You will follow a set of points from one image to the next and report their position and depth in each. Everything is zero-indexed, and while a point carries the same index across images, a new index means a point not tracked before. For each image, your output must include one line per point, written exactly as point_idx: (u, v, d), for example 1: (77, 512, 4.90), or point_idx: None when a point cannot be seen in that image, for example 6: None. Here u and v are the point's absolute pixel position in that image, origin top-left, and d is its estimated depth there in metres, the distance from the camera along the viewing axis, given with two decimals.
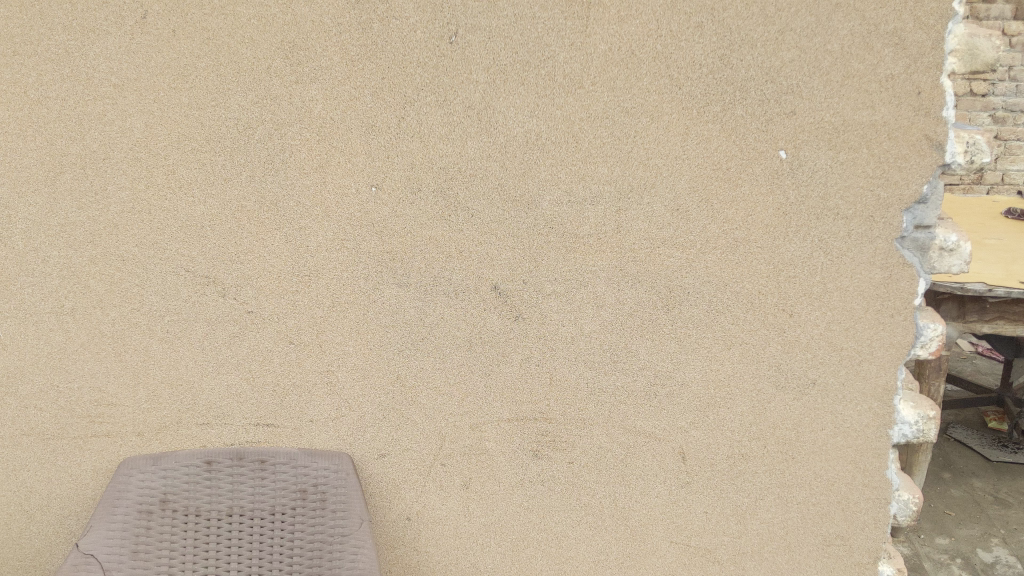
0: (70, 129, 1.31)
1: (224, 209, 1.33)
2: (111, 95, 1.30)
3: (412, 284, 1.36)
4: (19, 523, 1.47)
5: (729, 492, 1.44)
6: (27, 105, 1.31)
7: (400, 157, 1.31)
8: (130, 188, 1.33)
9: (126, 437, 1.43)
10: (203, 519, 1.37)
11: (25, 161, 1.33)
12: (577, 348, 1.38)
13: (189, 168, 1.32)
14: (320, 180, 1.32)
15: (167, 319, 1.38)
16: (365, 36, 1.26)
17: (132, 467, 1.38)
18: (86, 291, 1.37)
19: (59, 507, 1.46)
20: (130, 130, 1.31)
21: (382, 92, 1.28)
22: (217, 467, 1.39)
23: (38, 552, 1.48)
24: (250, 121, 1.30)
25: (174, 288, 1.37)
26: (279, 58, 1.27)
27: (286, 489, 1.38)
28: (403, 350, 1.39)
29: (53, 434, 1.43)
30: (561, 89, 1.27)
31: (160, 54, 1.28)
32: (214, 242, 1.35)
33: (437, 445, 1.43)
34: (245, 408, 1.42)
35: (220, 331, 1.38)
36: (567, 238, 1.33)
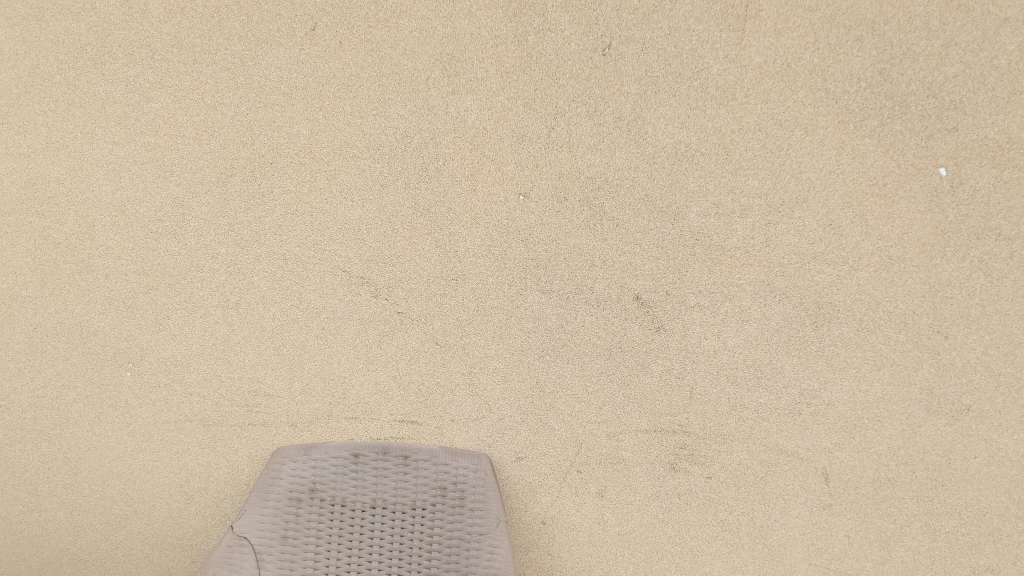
0: (242, 134, 1.39)
1: (380, 213, 1.39)
2: (280, 102, 1.37)
3: (555, 290, 1.38)
4: (179, 504, 1.56)
5: (873, 516, 1.38)
6: (204, 112, 1.39)
7: (548, 166, 1.33)
8: (294, 191, 1.40)
9: (280, 427, 1.50)
10: (348, 509, 1.41)
11: (199, 163, 1.41)
12: (720, 361, 1.37)
13: (349, 173, 1.38)
14: (470, 188, 1.36)
15: (324, 316, 1.44)
16: (521, 48, 1.29)
17: (285, 456, 1.45)
18: (250, 287, 1.45)
19: (216, 490, 1.55)
20: (297, 136, 1.38)
21: (534, 103, 1.31)
22: (363, 460, 1.43)
23: (196, 532, 1.57)
24: (407, 130, 1.35)
25: (331, 287, 1.43)
26: (437, 69, 1.32)
27: (428, 485, 1.42)
28: (544, 356, 1.41)
29: (214, 421, 1.52)
30: (713, 100, 1.27)
31: (327, 64, 1.34)
32: (369, 244, 1.40)
33: (574, 452, 1.43)
34: (392, 405, 1.47)
35: (371, 330, 1.44)
36: (713, 251, 1.33)
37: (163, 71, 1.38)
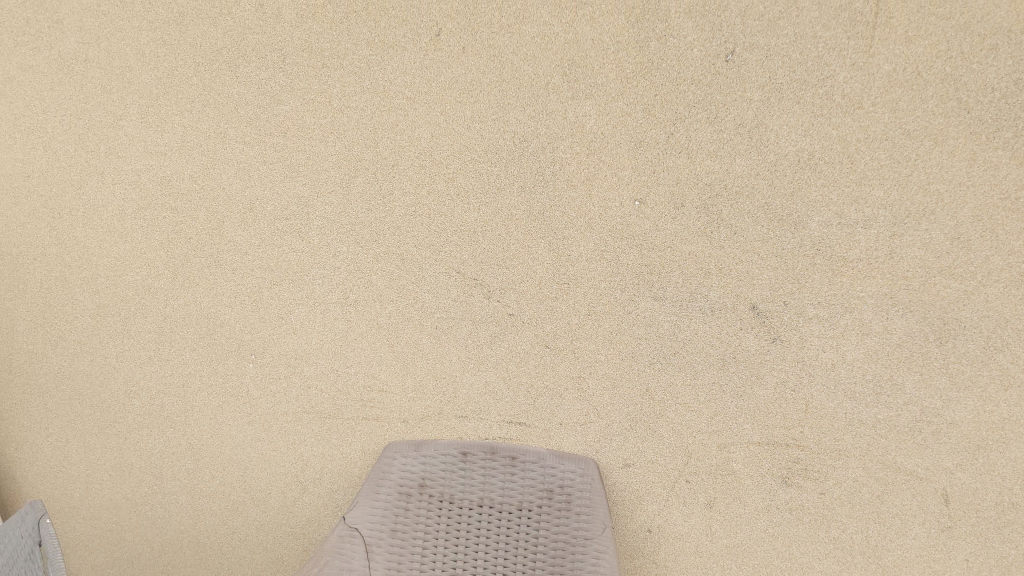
0: (365, 136, 1.42)
1: (495, 216, 1.40)
2: (404, 106, 1.39)
3: (668, 297, 1.36)
4: (294, 493, 1.62)
5: (995, 542, 1.32)
6: (331, 114, 1.43)
7: (666, 172, 1.31)
8: (414, 193, 1.43)
9: (392, 422, 1.54)
10: (456, 506, 1.43)
11: (324, 164, 1.45)
12: (838, 375, 1.33)
13: (467, 177, 1.39)
14: (586, 192, 1.35)
15: (438, 316, 1.47)
16: (643, 54, 1.27)
17: (396, 451, 1.49)
18: (368, 286, 1.49)
19: (330, 481, 1.60)
20: (418, 140, 1.40)
21: (654, 109, 1.29)
22: (471, 459, 1.46)
23: (309, 521, 1.64)
24: (526, 135, 1.35)
25: (445, 287, 1.45)
26: (558, 75, 1.31)
27: (534, 487, 1.42)
28: (654, 364, 1.40)
29: (330, 414, 1.56)
30: (839, 108, 1.23)
31: (450, 70, 1.35)
32: (483, 246, 1.42)
33: (683, 461, 1.42)
34: (501, 406, 1.48)
35: (483, 331, 1.45)
36: (834, 262, 1.28)
37: (293, 75, 1.42)
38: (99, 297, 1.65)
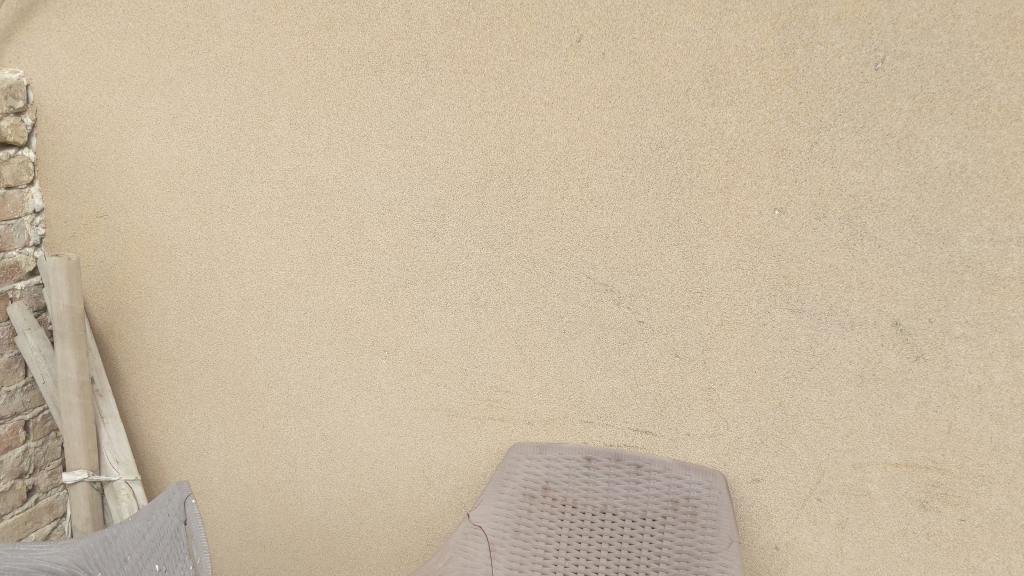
0: (503, 141, 1.44)
1: (629, 222, 1.39)
2: (542, 112, 1.40)
3: (807, 311, 1.33)
4: (421, 488, 1.66)
5: None
6: (470, 118, 1.45)
7: (808, 182, 1.28)
8: (547, 197, 1.43)
9: (518, 424, 1.55)
10: (578, 511, 1.45)
11: (462, 167, 1.48)
12: (984, 398, 1.26)
13: (602, 182, 1.39)
14: (723, 201, 1.33)
15: (567, 320, 1.47)
16: (788, 61, 1.25)
17: (520, 452, 1.50)
18: (499, 288, 1.50)
19: (455, 478, 1.62)
20: (555, 145, 1.40)
21: (797, 117, 1.26)
22: (595, 464, 1.46)
23: (433, 516, 1.67)
24: (663, 140, 1.34)
25: (576, 292, 1.45)
26: (699, 81, 1.30)
27: (659, 497, 1.41)
28: (788, 377, 1.36)
29: (457, 412, 1.59)
30: (995, 120, 1.17)
31: (589, 75, 1.35)
32: (616, 252, 1.41)
33: (815, 479, 1.39)
34: (627, 413, 1.48)
35: (612, 337, 1.45)
36: (984, 279, 1.22)
37: (436, 80, 1.45)
38: (245, 289, 1.73)
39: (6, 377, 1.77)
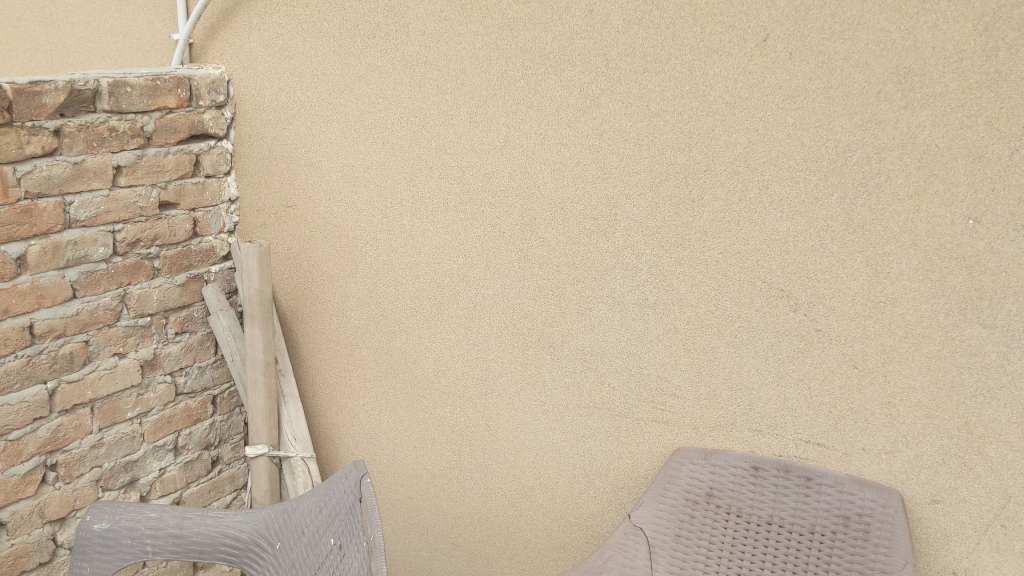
0: (681, 141, 1.42)
1: (810, 227, 1.34)
2: (722, 111, 1.38)
3: (999, 327, 1.24)
4: (581, 486, 1.67)
5: None
6: (649, 118, 1.44)
7: (1007, 192, 1.20)
8: (725, 199, 1.40)
9: (682, 428, 1.53)
10: (743, 520, 1.42)
11: (637, 166, 1.47)
12: None
13: (783, 184, 1.35)
14: (913, 207, 1.27)
15: (738, 324, 1.44)
16: (989, 64, 1.18)
17: (684, 457, 1.50)
18: (670, 289, 1.49)
19: (616, 478, 1.62)
20: (735, 145, 1.38)
21: (997, 123, 1.19)
22: (763, 474, 1.43)
23: (592, 514, 1.67)
24: (850, 143, 1.29)
25: (749, 297, 1.42)
26: (892, 83, 1.25)
27: (829, 512, 1.36)
28: (976, 396, 1.28)
29: (621, 412, 1.59)
30: None
31: (774, 76, 1.32)
32: (795, 257, 1.37)
33: (999, 504, 1.29)
34: (799, 423, 1.42)
35: (786, 344, 1.40)
36: None
37: (615, 79, 1.46)
38: (420, 281, 1.79)
39: (199, 353, 1.94)
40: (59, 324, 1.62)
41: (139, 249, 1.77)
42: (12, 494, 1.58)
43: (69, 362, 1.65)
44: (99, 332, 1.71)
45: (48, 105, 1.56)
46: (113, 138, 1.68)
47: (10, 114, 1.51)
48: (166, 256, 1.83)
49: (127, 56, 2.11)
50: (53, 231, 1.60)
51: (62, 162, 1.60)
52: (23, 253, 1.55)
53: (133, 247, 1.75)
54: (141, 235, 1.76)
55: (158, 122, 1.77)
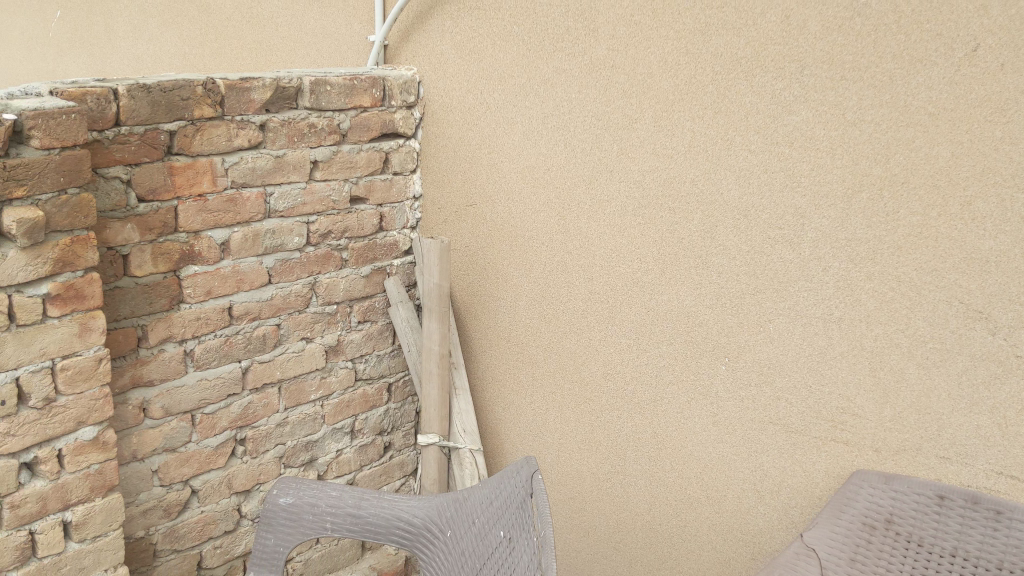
0: (877, 151, 1.36)
1: (1014, 246, 1.25)
2: (925, 122, 1.31)
3: None
4: (750, 502, 1.63)
5: None
6: (843, 127, 1.39)
7: None
8: (922, 214, 1.33)
9: (863, 450, 1.47)
10: (924, 550, 1.35)
11: (828, 176, 1.42)
12: None
13: (987, 201, 1.26)
14: None
15: (930, 346, 1.36)
16: None
17: (865, 479, 1.45)
18: (858, 305, 1.43)
19: (787, 496, 1.58)
20: (936, 158, 1.30)
21: None
22: (949, 504, 1.35)
23: (759, 532, 1.63)
24: None
25: (944, 317, 1.34)
26: None
27: (1019, 549, 1.25)
28: None
29: (798, 429, 1.54)
30: None
31: (983, 87, 1.24)
32: (996, 278, 1.27)
33: None
34: (991, 453, 1.33)
35: (981, 370, 1.31)
36: None
37: (809, 86, 1.41)
38: (593, 284, 1.79)
39: (378, 342, 2.04)
40: (255, 308, 1.75)
41: (330, 240, 1.87)
42: (205, 464, 1.73)
43: (261, 343, 1.78)
44: (289, 317, 1.83)
45: (256, 101, 1.66)
46: (312, 134, 1.79)
47: (222, 109, 1.62)
48: (353, 248, 1.93)
49: (326, 56, 2.22)
50: (254, 220, 1.72)
51: (266, 155, 1.71)
52: (227, 239, 1.68)
53: (325, 238, 1.86)
54: (333, 227, 1.87)
55: (354, 119, 1.87)
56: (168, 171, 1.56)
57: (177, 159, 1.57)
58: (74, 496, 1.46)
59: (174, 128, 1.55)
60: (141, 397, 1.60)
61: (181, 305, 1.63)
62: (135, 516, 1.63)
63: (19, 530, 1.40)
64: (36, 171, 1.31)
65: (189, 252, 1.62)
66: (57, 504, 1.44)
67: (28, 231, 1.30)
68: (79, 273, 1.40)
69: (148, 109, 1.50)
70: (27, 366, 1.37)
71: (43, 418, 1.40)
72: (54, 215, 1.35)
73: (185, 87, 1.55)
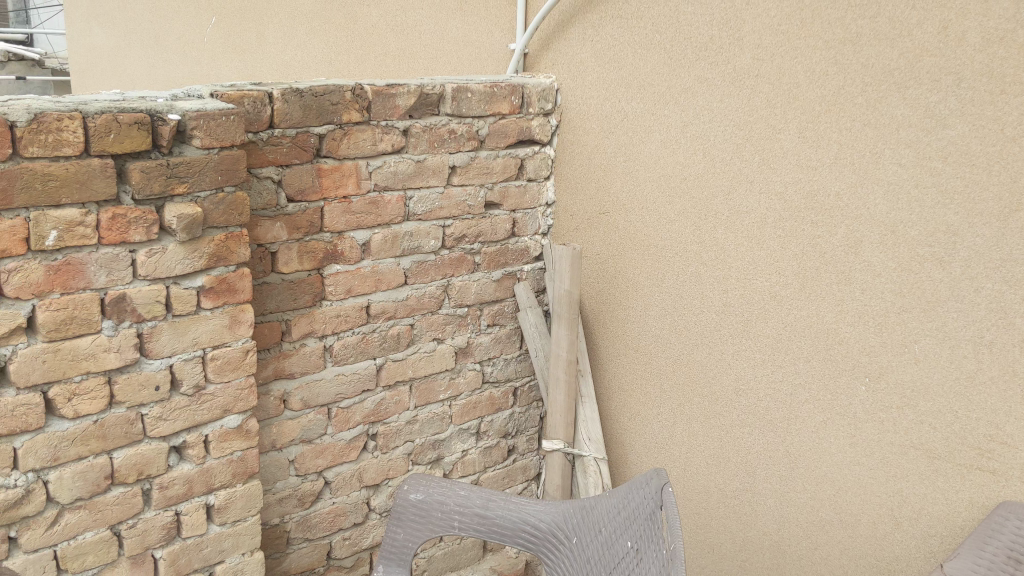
0: None
1: None
2: None
3: None
4: (886, 527, 1.57)
5: None
6: (1002, 143, 1.33)
7: None
8: None
9: (1011, 480, 1.39)
10: None
11: (983, 194, 1.36)
12: None
13: None
14: None
15: None
16: None
17: (1011, 511, 1.37)
18: (1010, 328, 1.36)
19: (926, 525, 1.51)
20: None
21: None
22: None
23: (894, 559, 1.57)
24: None
25: None
26: None
27: None
28: None
29: (942, 455, 1.48)
30: None
31: None
32: None
33: None
34: None
35: None
36: None
37: (967, 99, 1.36)
38: (728, 296, 1.77)
39: (506, 346, 2.06)
40: (391, 307, 1.80)
41: (464, 244, 1.91)
42: (339, 457, 1.79)
43: (396, 342, 1.83)
44: (423, 317, 1.87)
45: (400, 107, 1.71)
46: (451, 139, 1.82)
47: (368, 114, 1.67)
48: (486, 252, 1.96)
49: (467, 64, 2.26)
50: (393, 222, 1.76)
51: (407, 160, 1.75)
52: (367, 240, 1.73)
53: (459, 242, 1.90)
54: (467, 231, 1.90)
55: (493, 126, 1.90)
56: (316, 173, 1.62)
57: (325, 161, 1.63)
58: (218, 480, 1.53)
59: (323, 131, 1.61)
60: (282, 389, 1.66)
61: (323, 302, 1.69)
62: (271, 504, 1.70)
63: (167, 509, 1.48)
64: (196, 170, 1.38)
65: (332, 251, 1.67)
66: (201, 487, 1.51)
67: (187, 226, 1.37)
68: (232, 268, 1.47)
69: (300, 113, 1.56)
70: (181, 354, 1.44)
71: (193, 404, 1.47)
72: (211, 212, 1.41)
73: (336, 92, 1.60)
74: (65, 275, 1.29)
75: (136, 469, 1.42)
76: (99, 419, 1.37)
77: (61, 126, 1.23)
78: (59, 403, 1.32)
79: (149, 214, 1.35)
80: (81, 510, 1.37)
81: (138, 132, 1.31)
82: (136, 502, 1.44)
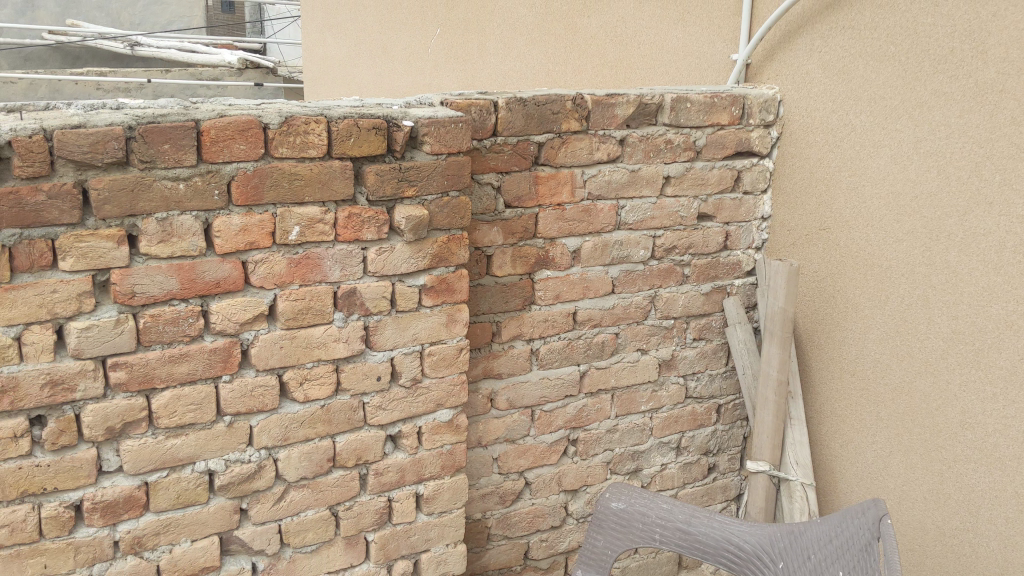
0: None
1: None
2: None
3: None
4: None
5: None
6: None
7: None
8: None
9: None
10: None
11: None
12: None
13: None
14: None
15: None
16: None
17: None
18: None
19: None
20: None
21: None
22: None
23: None
24: None
25: None
26: None
27: None
28: None
29: None
30: None
31: None
32: None
33: None
34: None
35: None
36: None
37: None
38: (957, 323, 1.67)
39: (712, 361, 2.03)
40: (597, 315, 1.82)
41: (674, 256, 1.90)
42: (540, 458, 1.82)
43: (600, 350, 1.84)
44: (628, 327, 1.88)
45: (619, 117, 1.72)
46: (667, 150, 1.82)
47: (587, 123, 1.69)
48: (696, 265, 1.94)
49: (687, 74, 2.25)
50: (604, 231, 1.78)
51: (622, 169, 1.77)
52: (578, 247, 1.75)
53: (669, 253, 1.89)
54: (678, 242, 1.89)
55: (710, 137, 1.88)
56: (534, 180, 1.66)
57: (543, 168, 1.67)
58: (428, 471, 1.59)
59: (542, 140, 1.65)
60: (490, 388, 1.71)
61: (532, 307, 1.73)
62: (475, 499, 1.75)
63: (381, 495, 1.55)
64: (426, 174, 1.45)
65: (544, 257, 1.71)
66: (413, 476, 1.58)
67: (415, 227, 1.44)
68: (451, 269, 1.53)
69: (522, 121, 1.60)
70: (401, 349, 1.51)
71: (409, 397, 1.54)
72: (436, 215, 1.48)
73: (557, 101, 1.64)
74: (305, 268, 1.38)
75: (355, 454, 1.50)
76: (325, 404, 1.46)
77: (308, 129, 1.33)
78: (291, 387, 1.42)
79: (381, 214, 1.42)
80: (305, 488, 1.47)
81: (375, 136, 1.39)
82: (354, 486, 1.52)
